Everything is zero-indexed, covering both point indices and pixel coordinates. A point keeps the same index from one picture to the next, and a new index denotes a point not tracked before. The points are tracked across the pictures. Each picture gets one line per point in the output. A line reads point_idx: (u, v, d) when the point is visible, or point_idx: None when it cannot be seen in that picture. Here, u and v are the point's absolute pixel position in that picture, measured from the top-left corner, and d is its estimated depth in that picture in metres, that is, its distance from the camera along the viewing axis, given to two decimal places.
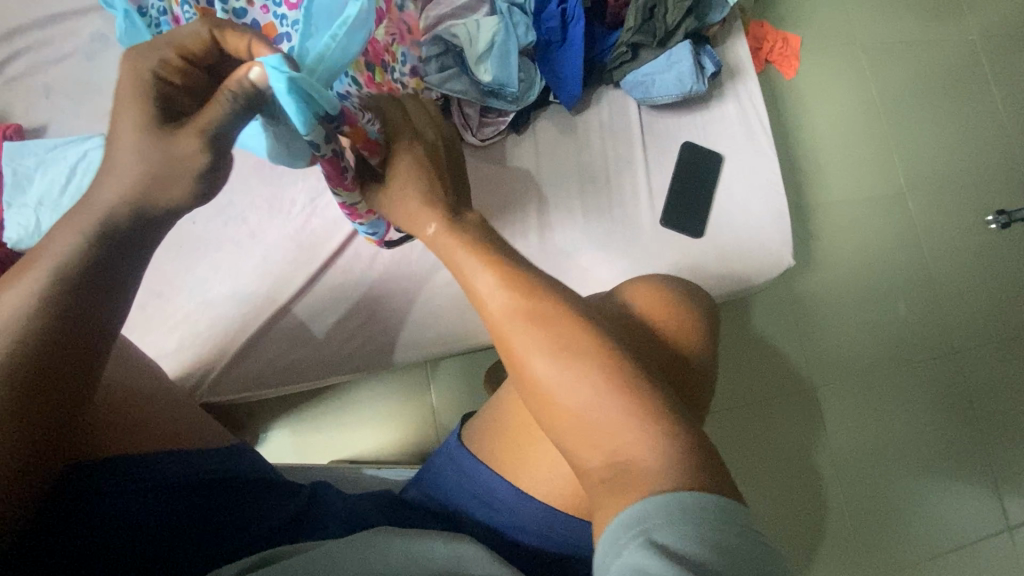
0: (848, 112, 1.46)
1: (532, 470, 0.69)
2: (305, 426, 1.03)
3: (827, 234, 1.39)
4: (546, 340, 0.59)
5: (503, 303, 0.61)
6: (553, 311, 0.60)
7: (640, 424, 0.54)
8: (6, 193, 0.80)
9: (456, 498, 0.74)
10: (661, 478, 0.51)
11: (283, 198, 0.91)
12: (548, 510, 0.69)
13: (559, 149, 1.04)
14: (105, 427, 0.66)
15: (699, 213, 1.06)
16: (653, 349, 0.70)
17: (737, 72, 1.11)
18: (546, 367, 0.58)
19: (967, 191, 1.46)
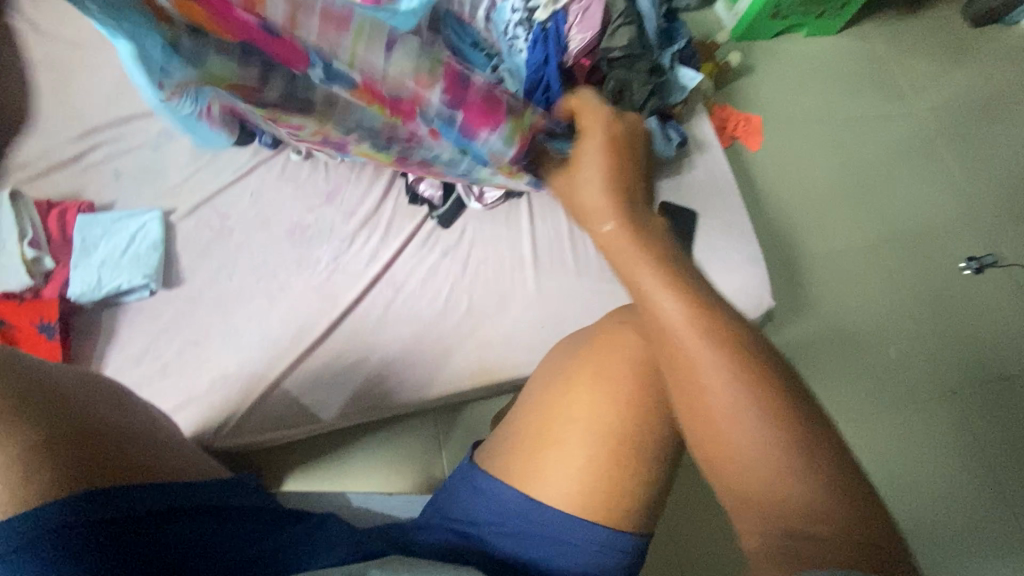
0: (814, 177, 1.62)
1: (546, 480, 0.70)
2: (314, 472, 1.04)
3: (810, 283, 1.49)
4: (723, 360, 0.64)
5: (683, 318, 0.68)
6: (719, 334, 0.66)
7: (785, 459, 0.60)
8: (73, 257, 0.93)
9: (470, 519, 0.72)
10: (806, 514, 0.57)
11: (310, 257, 1.04)
12: (563, 518, 0.68)
13: (552, 208, 1.17)
14: (87, 466, 0.58)
15: (681, 262, 1.17)
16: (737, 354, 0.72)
17: (703, 143, 1.28)
18: (718, 381, 0.64)
19: (938, 241, 1.57)
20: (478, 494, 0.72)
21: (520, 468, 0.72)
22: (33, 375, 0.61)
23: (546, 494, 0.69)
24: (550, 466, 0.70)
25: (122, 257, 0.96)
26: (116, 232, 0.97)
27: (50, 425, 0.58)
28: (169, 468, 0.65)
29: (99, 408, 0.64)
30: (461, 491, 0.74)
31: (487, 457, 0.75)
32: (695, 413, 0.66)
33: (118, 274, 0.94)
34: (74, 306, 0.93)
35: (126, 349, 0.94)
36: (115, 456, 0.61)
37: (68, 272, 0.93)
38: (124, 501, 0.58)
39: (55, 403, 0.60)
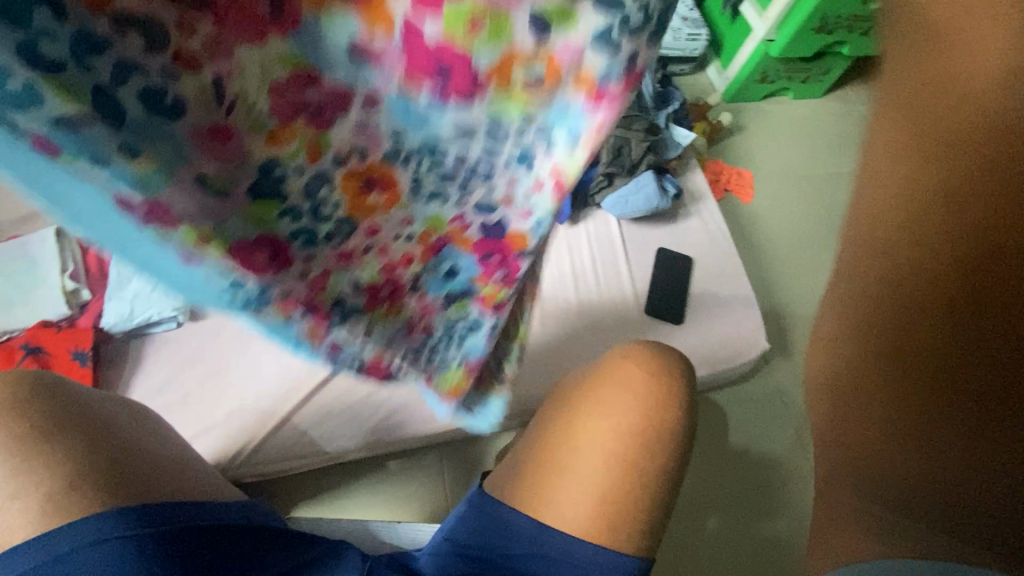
0: (806, 229, 1.71)
1: (556, 505, 0.73)
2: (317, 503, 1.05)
3: (803, 328, 1.55)
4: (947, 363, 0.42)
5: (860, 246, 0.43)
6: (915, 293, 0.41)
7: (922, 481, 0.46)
8: (109, 289, 0.99)
9: (484, 546, 0.74)
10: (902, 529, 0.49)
11: None
12: (572, 542, 0.71)
13: (555, 253, 1.25)
14: (138, 480, 0.65)
15: (678, 305, 1.23)
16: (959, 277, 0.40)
17: (697, 195, 1.38)
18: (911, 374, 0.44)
19: None
20: (494, 525, 0.74)
21: (537, 498, 0.74)
22: (78, 400, 0.70)
23: (561, 521, 0.72)
24: (558, 490, 0.74)
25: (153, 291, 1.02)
26: None
27: (96, 441, 0.66)
28: (197, 486, 0.70)
29: (131, 432, 0.71)
30: (477, 525, 0.75)
31: (498, 488, 0.78)
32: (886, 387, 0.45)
33: (149, 306, 0.99)
34: (105, 335, 0.99)
35: (150, 377, 0.99)
36: (148, 470, 0.67)
37: (102, 304, 0.99)
38: (158, 518, 0.62)
39: (96, 426, 0.68)
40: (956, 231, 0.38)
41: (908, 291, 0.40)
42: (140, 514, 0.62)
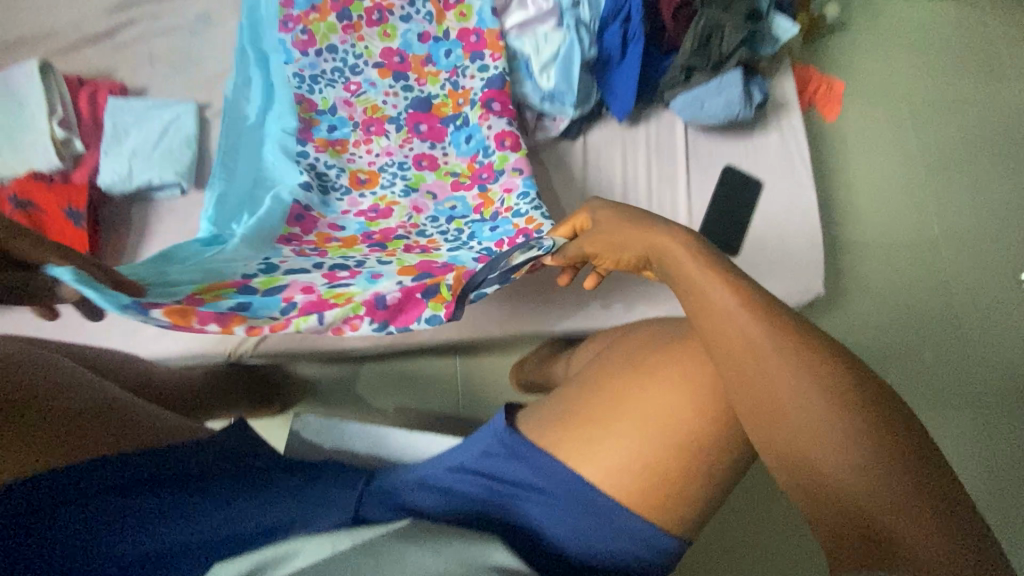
0: (885, 165, 1.50)
1: (592, 456, 0.65)
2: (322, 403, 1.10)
3: (858, 270, 1.42)
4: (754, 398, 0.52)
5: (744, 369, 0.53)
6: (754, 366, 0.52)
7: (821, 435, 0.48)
8: (104, 142, 0.89)
9: (508, 487, 0.69)
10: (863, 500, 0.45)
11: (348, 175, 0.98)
12: (599, 497, 0.64)
13: (605, 158, 1.09)
14: (80, 434, 0.63)
15: (736, 233, 1.10)
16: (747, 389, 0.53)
17: (782, 106, 1.17)
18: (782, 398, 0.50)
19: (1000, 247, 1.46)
20: (523, 466, 0.68)
21: (570, 446, 0.67)
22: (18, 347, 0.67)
23: (595, 475, 0.65)
24: (596, 437, 0.66)
25: (153, 150, 0.90)
26: (148, 120, 0.92)
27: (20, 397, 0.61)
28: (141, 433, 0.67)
29: (62, 378, 0.67)
30: (503, 463, 0.69)
31: (533, 424, 0.70)
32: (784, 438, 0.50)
33: (148, 166, 0.89)
34: (102, 194, 0.89)
35: (153, 246, 0.90)
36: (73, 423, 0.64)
37: (99, 158, 0.89)
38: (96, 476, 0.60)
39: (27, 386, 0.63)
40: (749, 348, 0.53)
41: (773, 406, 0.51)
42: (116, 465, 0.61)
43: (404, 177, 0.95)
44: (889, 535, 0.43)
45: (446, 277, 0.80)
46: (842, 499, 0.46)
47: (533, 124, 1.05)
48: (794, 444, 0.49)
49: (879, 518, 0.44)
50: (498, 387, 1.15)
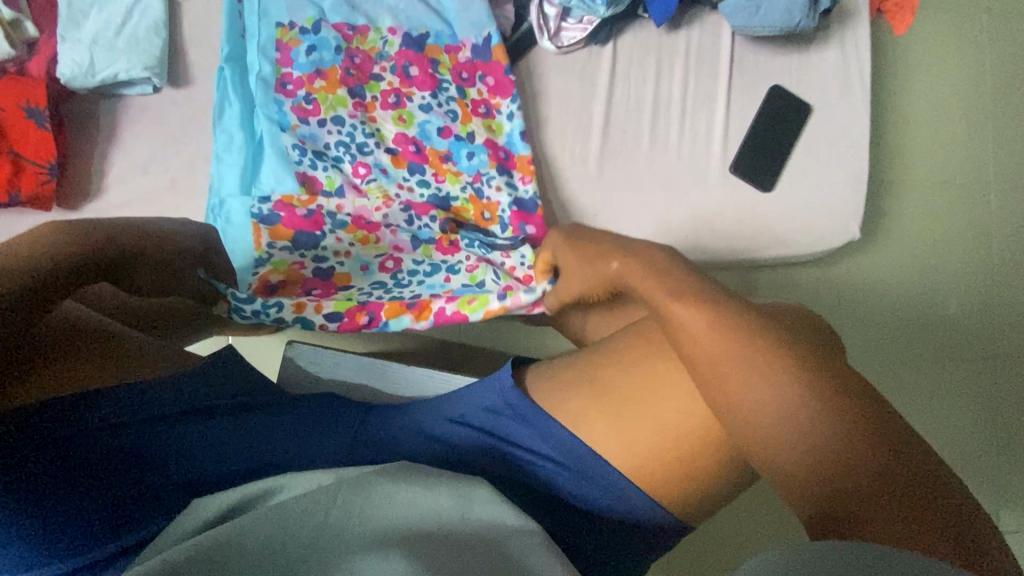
0: (951, 92, 1.32)
1: (600, 423, 0.66)
2: (325, 327, 1.10)
3: (897, 210, 1.31)
4: (746, 372, 0.46)
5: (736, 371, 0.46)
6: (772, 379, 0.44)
7: (806, 416, 0.42)
8: (60, 26, 0.77)
9: (511, 441, 0.70)
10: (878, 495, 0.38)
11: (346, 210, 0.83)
12: (610, 467, 0.65)
13: (635, 69, 0.95)
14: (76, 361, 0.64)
15: (774, 166, 0.99)
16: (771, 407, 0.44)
17: (849, 15, 1.00)
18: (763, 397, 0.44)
19: None
20: (521, 421, 0.69)
21: (573, 408, 0.68)
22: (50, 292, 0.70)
23: (607, 448, 0.66)
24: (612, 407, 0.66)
25: (116, 37, 0.78)
26: (107, 0, 0.78)
27: (88, 263, 0.54)
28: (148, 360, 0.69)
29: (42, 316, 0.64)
30: (500, 415, 0.70)
31: (538, 379, 0.71)
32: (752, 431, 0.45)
33: (111, 56, 0.77)
34: (65, 90, 0.79)
35: (128, 151, 0.81)
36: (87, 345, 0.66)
37: (55, 44, 0.77)
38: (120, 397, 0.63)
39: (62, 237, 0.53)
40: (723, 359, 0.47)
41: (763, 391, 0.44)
42: (105, 402, 0.61)
43: (411, 266, 0.84)
44: (862, 518, 0.38)
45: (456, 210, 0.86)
46: (846, 499, 0.39)
47: (556, 24, 0.90)
48: (781, 423, 0.43)
49: (849, 498, 0.39)
50: (502, 315, 1.12)
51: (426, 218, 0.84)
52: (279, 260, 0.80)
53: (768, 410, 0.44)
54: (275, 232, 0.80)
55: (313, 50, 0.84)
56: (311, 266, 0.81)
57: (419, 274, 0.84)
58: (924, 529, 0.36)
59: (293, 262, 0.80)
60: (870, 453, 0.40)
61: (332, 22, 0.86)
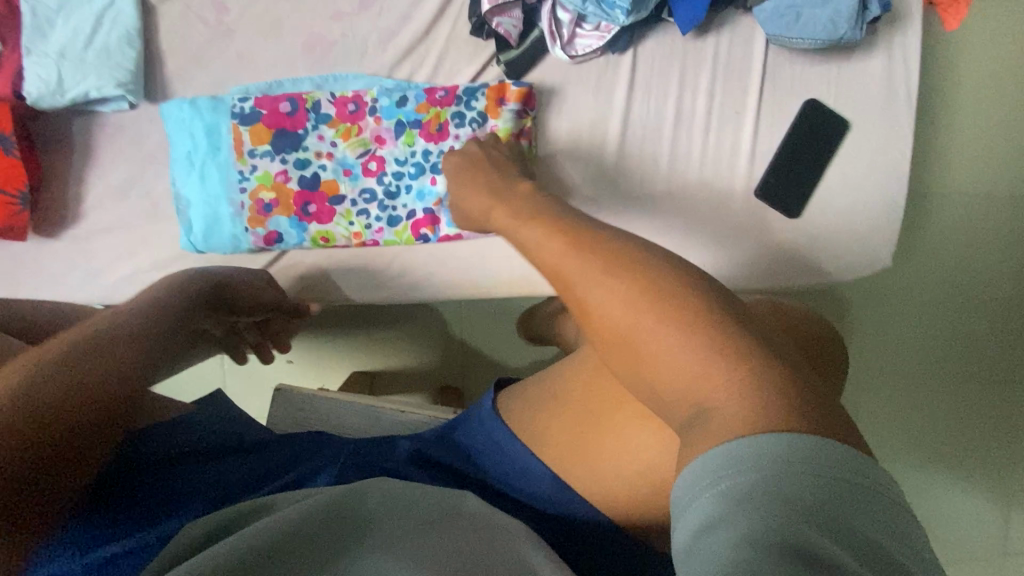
0: (1004, 93, 1.21)
1: (600, 475, 0.56)
2: (322, 341, 1.06)
3: (933, 223, 1.22)
4: (636, 294, 0.43)
5: (623, 281, 0.44)
6: (665, 289, 0.43)
7: (691, 325, 0.41)
8: (25, 37, 0.70)
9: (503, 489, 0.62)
10: (746, 400, 0.37)
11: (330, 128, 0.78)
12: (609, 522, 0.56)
13: (656, 78, 0.86)
14: None
15: (805, 189, 0.90)
16: (651, 320, 0.42)
17: (900, 18, 0.90)
18: (647, 317, 0.42)
19: None
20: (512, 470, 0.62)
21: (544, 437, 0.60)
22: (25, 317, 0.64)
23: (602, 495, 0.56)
24: (608, 454, 0.56)
25: (85, 50, 0.72)
26: (75, 8, 0.72)
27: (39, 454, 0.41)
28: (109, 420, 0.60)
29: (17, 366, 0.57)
30: (489, 456, 0.64)
31: (520, 414, 0.63)
32: (621, 343, 0.43)
33: (80, 71, 0.71)
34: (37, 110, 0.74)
35: (106, 175, 0.76)
36: None
37: (20, 57, 0.71)
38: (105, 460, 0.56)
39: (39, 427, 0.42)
40: (621, 278, 0.44)
41: (647, 309, 0.42)
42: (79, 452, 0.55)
43: (400, 179, 0.79)
44: (726, 416, 0.37)
45: (434, 119, 0.79)
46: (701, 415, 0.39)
47: (570, 30, 0.80)
48: (646, 339, 0.42)
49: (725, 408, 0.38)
50: (504, 334, 1.07)
51: (406, 147, 0.79)
52: (263, 173, 0.77)
53: (653, 340, 0.42)
54: (252, 136, 0.76)
55: (286, 155, 0.77)
56: (295, 175, 0.78)
57: (406, 179, 0.79)
58: (800, 411, 0.36)
59: (276, 168, 0.77)
60: (764, 356, 0.39)
61: (319, 138, 0.78)
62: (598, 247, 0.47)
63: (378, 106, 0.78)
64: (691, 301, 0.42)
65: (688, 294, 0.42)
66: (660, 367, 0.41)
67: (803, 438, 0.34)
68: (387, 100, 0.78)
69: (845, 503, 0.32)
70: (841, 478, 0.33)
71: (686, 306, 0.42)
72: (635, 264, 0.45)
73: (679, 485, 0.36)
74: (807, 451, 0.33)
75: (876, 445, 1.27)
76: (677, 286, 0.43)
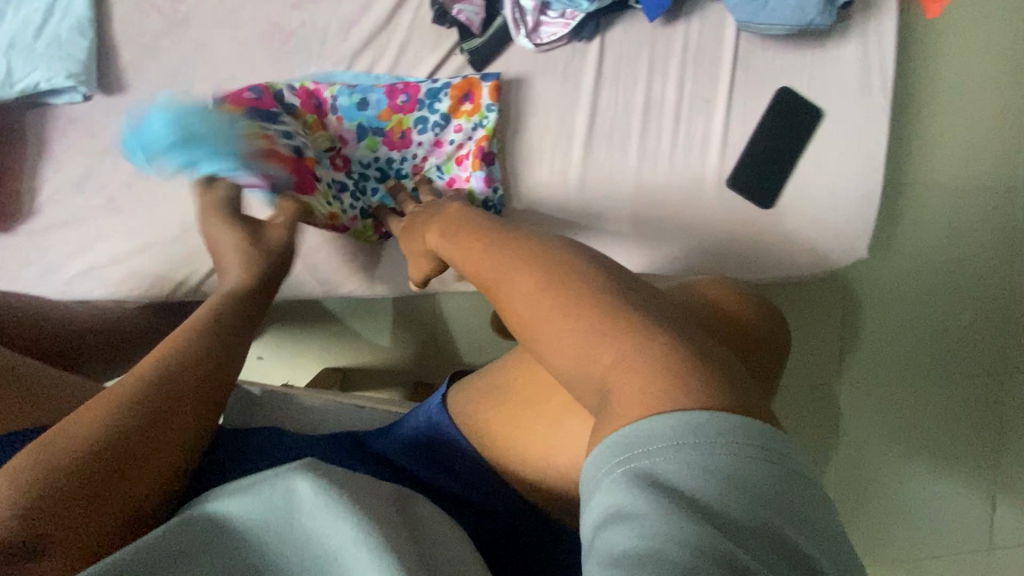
0: (987, 83, 1.19)
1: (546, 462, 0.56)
2: (293, 337, 1.05)
3: (915, 214, 1.21)
4: (538, 283, 0.46)
5: (529, 275, 0.47)
6: (567, 280, 0.44)
7: (598, 311, 0.41)
8: None
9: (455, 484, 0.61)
10: (645, 376, 0.37)
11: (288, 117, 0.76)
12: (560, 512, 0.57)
13: (624, 67, 0.85)
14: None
15: (777, 180, 0.88)
16: (555, 307, 0.43)
17: (874, 5, 0.88)
18: (551, 304, 0.44)
19: None
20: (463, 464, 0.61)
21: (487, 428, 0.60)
22: None
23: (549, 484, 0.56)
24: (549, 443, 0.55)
25: (37, 40, 0.71)
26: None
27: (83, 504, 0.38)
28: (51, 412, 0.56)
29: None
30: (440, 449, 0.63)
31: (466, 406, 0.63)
32: (529, 330, 0.45)
33: (31, 61, 0.70)
34: None
35: (60, 167, 0.75)
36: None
37: None
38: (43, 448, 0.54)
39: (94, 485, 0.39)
40: (525, 271, 0.47)
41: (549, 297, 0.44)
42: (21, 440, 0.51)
43: (365, 177, 0.80)
44: (628, 392, 0.37)
45: (396, 115, 0.78)
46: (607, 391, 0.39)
47: (534, 18, 0.79)
48: (554, 323, 0.43)
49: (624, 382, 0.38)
50: (477, 330, 1.06)
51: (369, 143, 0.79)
52: None
53: (564, 324, 0.42)
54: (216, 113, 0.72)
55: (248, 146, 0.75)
56: None
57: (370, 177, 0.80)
58: (698, 382, 0.36)
59: None
60: (666, 336, 0.39)
61: None
62: (504, 250, 0.51)
63: (339, 101, 0.77)
64: (592, 289, 0.43)
65: (588, 283, 0.44)
66: (565, 353, 0.42)
67: (710, 417, 0.34)
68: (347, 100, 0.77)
69: (780, 493, 0.32)
70: (757, 475, 0.32)
71: (585, 292, 0.43)
72: (539, 259, 0.48)
73: (591, 460, 0.36)
74: (724, 439, 0.33)
75: (860, 440, 1.26)
76: (578, 275, 0.45)
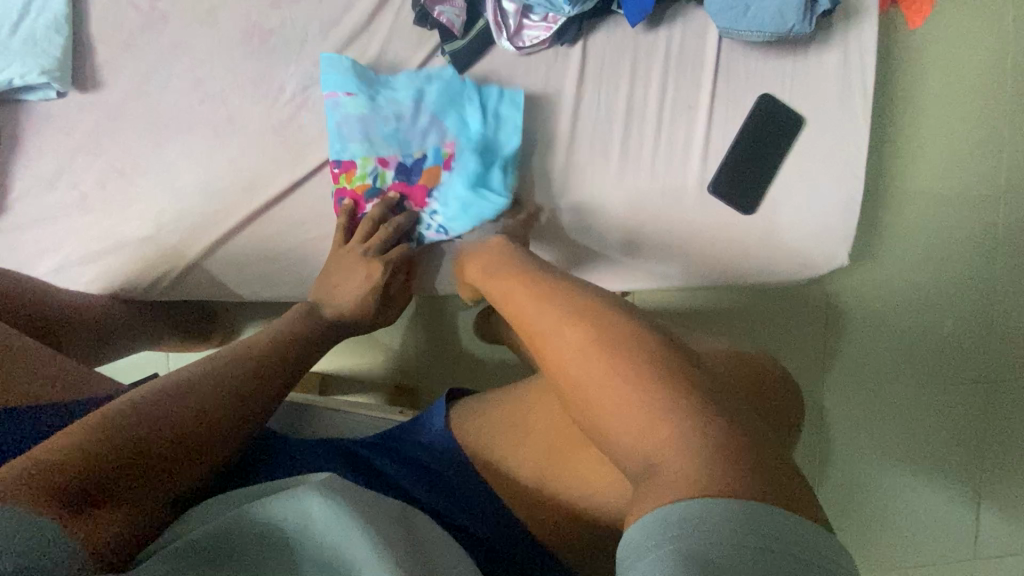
0: (968, 93, 1.20)
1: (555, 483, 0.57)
2: None
3: (897, 223, 1.22)
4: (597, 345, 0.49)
5: (584, 339, 0.50)
6: (626, 350, 0.48)
7: (652, 390, 0.45)
8: None
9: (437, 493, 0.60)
10: (698, 464, 0.40)
11: (267, 115, 0.76)
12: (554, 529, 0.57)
13: (606, 71, 0.85)
14: None
15: (759, 186, 0.89)
16: (611, 378, 0.47)
17: (854, 13, 0.89)
18: (608, 373, 0.47)
19: None
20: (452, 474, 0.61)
21: (490, 445, 0.61)
22: None
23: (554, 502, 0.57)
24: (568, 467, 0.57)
25: (11, 36, 0.70)
26: None
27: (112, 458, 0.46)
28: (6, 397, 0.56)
29: None
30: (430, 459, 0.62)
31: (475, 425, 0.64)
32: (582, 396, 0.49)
33: (3, 56, 0.70)
34: None
35: (30, 163, 0.74)
36: None
37: None
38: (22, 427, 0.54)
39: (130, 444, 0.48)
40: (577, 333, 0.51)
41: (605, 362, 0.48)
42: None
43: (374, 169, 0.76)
44: (677, 475, 0.40)
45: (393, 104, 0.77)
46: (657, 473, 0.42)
47: (516, 21, 0.79)
48: (609, 394, 0.46)
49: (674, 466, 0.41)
50: (460, 335, 1.05)
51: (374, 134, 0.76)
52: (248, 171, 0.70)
53: (618, 399, 0.46)
54: None
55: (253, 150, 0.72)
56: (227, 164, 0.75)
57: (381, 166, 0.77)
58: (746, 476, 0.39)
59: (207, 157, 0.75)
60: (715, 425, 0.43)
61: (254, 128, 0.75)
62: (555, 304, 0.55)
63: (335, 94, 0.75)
64: (645, 364, 0.47)
65: (647, 358, 0.47)
66: (619, 422, 0.46)
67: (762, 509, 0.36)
68: (386, 124, 0.77)
69: None
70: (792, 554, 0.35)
71: (639, 367, 0.47)
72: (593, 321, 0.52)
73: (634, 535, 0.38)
74: (764, 523, 0.36)
75: (843, 446, 1.26)
76: (637, 347, 0.48)
